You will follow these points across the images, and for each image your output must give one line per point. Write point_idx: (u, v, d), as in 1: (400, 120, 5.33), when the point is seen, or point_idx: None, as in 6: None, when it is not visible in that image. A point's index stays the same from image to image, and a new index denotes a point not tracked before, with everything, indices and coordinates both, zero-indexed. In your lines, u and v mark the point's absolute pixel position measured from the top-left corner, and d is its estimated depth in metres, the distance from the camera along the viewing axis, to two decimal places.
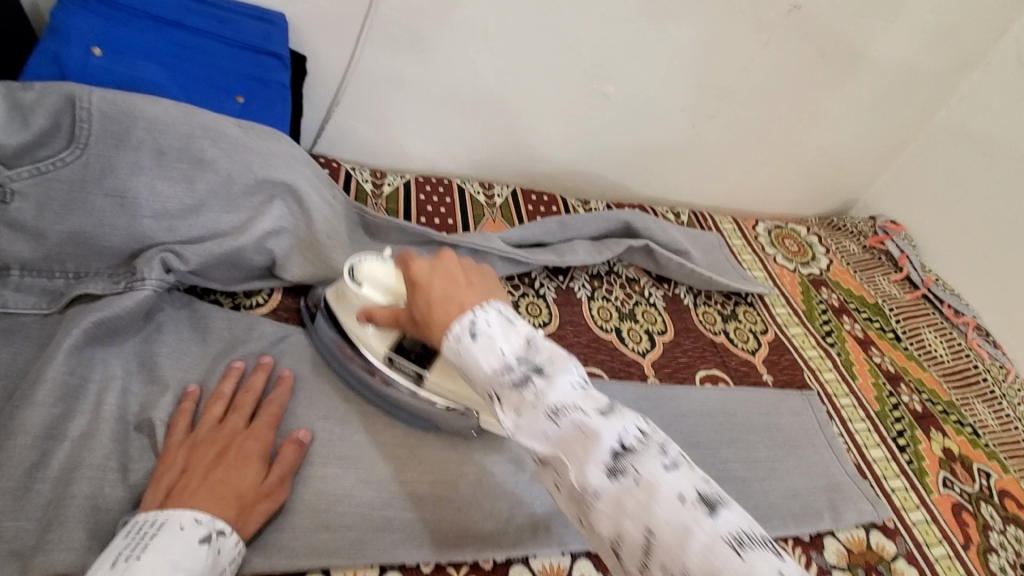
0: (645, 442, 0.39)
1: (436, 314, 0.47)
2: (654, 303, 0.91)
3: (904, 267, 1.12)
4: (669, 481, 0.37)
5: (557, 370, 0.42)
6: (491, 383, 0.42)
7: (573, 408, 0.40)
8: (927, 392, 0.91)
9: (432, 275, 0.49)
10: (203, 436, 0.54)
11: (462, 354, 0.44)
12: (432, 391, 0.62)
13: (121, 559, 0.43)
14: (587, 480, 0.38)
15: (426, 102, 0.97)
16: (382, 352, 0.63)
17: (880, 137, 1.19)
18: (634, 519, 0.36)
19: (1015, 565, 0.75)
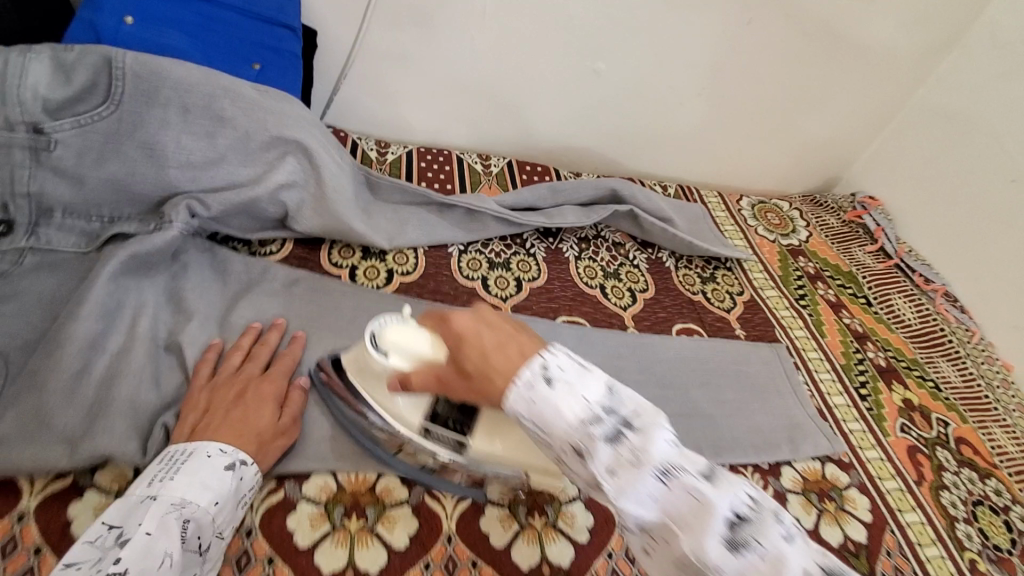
0: (762, 512, 0.38)
1: (494, 364, 0.45)
2: (637, 264, 0.98)
3: (879, 239, 1.17)
4: (795, 557, 0.36)
5: (652, 427, 0.41)
6: (581, 438, 0.41)
7: (680, 474, 0.38)
8: (893, 350, 0.98)
9: (479, 328, 0.47)
10: (224, 381, 0.60)
11: (545, 407, 0.42)
12: (477, 458, 0.59)
13: (157, 479, 0.50)
14: (709, 556, 0.36)
15: (426, 75, 1.04)
16: (417, 426, 0.59)
17: (859, 116, 1.25)
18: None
19: (967, 501, 0.80)
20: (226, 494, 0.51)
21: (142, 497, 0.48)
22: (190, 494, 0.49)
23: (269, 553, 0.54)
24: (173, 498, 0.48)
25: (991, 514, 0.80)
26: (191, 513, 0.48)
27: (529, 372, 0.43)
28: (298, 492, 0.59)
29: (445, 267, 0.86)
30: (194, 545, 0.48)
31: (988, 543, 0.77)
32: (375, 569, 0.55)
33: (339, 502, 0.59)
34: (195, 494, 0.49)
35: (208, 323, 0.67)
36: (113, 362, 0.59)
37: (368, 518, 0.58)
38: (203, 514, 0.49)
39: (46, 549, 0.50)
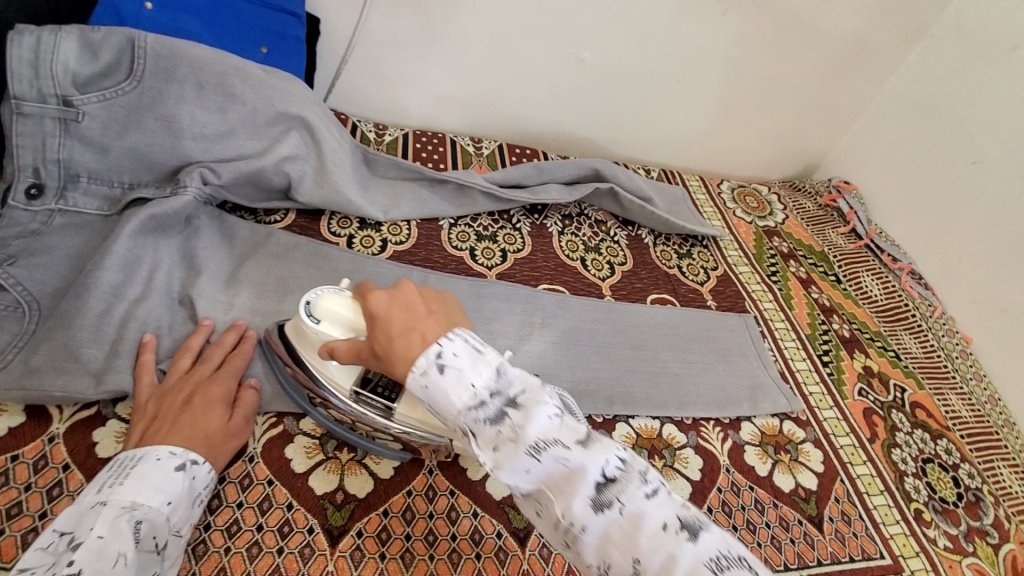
0: (626, 473, 0.41)
1: (397, 347, 0.47)
2: (617, 240, 1.04)
3: (851, 221, 1.24)
4: (652, 510, 0.40)
5: (533, 404, 0.43)
6: (469, 422, 0.43)
7: (553, 443, 0.41)
8: (857, 323, 1.04)
9: (390, 308, 0.50)
10: (172, 386, 0.61)
11: (437, 392, 0.44)
12: (403, 423, 0.61)
13: (106, 485, 0.50)
14: (574, 514, 0.40)
15: (422, 62, 1.10)
16: (348, 389, 0.62)
17: (835, 105, 1.31)
18: (620, 548, 0.39)
19: (917, 459, 0.86)
20: (179, 494, 0.52)
21: (93, 502, 0.49)
22: (141, 496, 0.50)
23: (269, 476, 0.60)
24: (124, 502, 0.49)
25: (940, 471, 0.86)
26: (143, 515, 0.49)
27: (425, 359, 0.45)
28: (295, 426, 0.65)
29: (436, 238, 0.92)
30: (150, 545, 0.49)
31: (935, 496, 0.82)
32: (363, 493, 0.61)
33: (333, 436, 0.65)
34: (146, 496, 0.50)
35: (217, 280, 0.73)
36: (132, 309, 0.66)
37: (358, 451, 0.64)
38: (157, 514, 0.50)
39: (74, 467, 0.56)
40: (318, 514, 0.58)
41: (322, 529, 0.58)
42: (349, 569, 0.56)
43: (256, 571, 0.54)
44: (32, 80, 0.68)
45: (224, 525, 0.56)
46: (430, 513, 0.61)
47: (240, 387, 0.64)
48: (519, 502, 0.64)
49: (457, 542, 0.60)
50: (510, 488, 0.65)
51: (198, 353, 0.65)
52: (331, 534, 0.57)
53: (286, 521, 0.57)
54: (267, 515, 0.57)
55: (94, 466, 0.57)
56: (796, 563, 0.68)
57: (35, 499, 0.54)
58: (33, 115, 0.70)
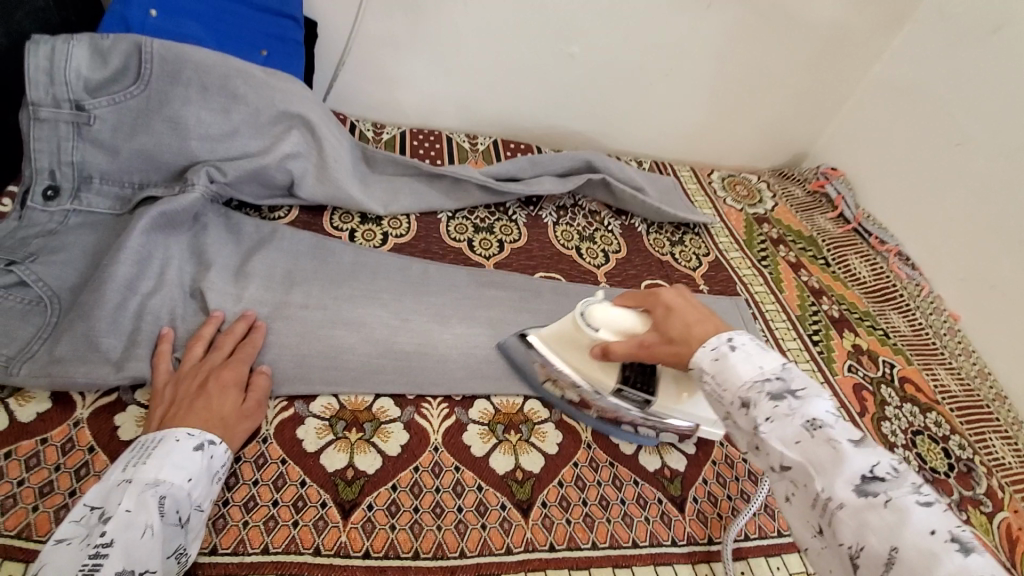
0: (899, 477, 0.41)
1: (697, 331, 0.57)
2: (611, 230, 1.07)
3: (839, 207, 1.27)
4: (922, 514, 0.39)
5: (812, 395, 0.47)
6: (751, 393, 0.49)
7: (829, 427, 0.44)
8: (846, 303, 1.07)
9: (686, 305, 0.61)
10: (187, 372, 0.64)
11: (725, 364, 0.51)
12: (659, 413, 0.70)
13: (130, 464, 0.53)
14: (835, 492, 0.42)
15: (417, 62, 1.14)
16: (610, 386, 0.69)
17: (820, 93, 1.34)
18: (878, 535, 0.39)
19: (907, 431, 0.87)
20: (199, 472, 0.55)
21: (118, 480, 0.52)
22: (163, 473, 0.53)
23: (283, 456, 0.63)
24: (148, 479, 0.52)
25: (930, 442, 0.87)
26: (166, 490, 0.52)
27: (719, 341, 0.54)
28: (305, 409, 0.68)
29: (435, 230, 0.96)
30: (174, 518, 0.51)
31: (926, 466, 0.83)
32: (373, 469, 0.64)
33: (342, 417, 0.68)
34: (169, 474, 0.53)
35: (226, 273, 0.77)
36: (147, 300, 0.69)
37: (366, 431, 0.67)
38: (180, 490, 0.53)
39: (98, 449, 0.59)
40: (330, 489, 0.61)
41: (335, 503, 0.61)
42: (361, 540, 0.59)
43: (273, 542, 0.57)
44: (47, 87, 0.72)
45: (241, 501, 0.59)
46: (437, 487, 0.64)
47: (252, 373, 0.67)
48: (521, 476, 0.67)
49: (464, 514, 0.63)
50: (514, 462, 0.68)
51: (210, 341, 0.68)
52: (343, 507, 0.60)
53: (300, 496, 0.60)
54: (282, 491, 0.60)
55: (117, 448, 0.60)
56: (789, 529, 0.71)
57: (64, 479, 0.57)
58: (49, 120, 0.73)
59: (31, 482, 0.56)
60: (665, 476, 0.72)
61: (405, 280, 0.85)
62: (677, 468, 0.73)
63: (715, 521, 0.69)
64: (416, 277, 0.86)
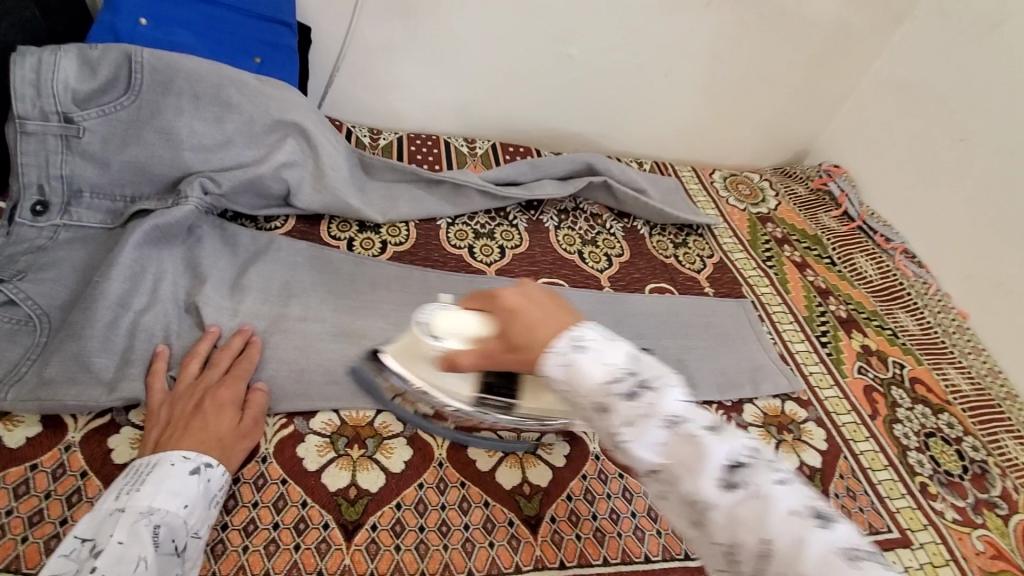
0: (754, 458, 0.43)
1: (539, 334, 0.50)
2: (614, 232, 1.06)
3: (842, 204, 1.26)
4: (781, 494, 0.41)
5: (665, 387, 0.46)
6: (606, 399, 0.45)
7: (686, 421, 0.44)
8: (853, 303, 1.05)
9: (525, 301, 0.53)
10: (182, 391, 0.62)
11: (578, 370, 0.47)
12: (527, 415, 0.62)
13: (123, 492, 0.52)
14: (701, 491, 0.42)
15: (414, 66, 1.12)
16: (469, 395, 0.62)
17: (822, 90, 1.33)
18: (749, 527, 0.40)
19: (919, 433, 0.86)
20: (196, 497, 0.53)
21: (111, 509, 0.50)
22: (157, 501, 0.51)
23: (283, 476, 0.61)
24: (142, 507, 0.50)
25: (943, 444, 0.85)
26: (160, 519, 0.50)
27: (565, 341, 0.48)
28: (306, 426, 0.66)
29: (435, 237, 0.94)
30: (169, 548, 0.50)
31: (940, 469, 0.81)
32: (376, 488, 0.62)
33: (343, 434, 0.66)
34: (163, 501, 0.51)
35: (222, 286, 0.75)
36: (140, 317, 0.67)
37: (368, 448, 0.65)
38: (175, 517, 0.51)
39: (91, 474, 0.57)
40: (332, 510, 0.59)
41: (337, 524, 0.59)
42: (365, 562, 0.57)
43: (275, 567, 0.55)
44: (35, 100, 0.70)
45: (241, 524, 0.57)
46: (442, 504, 0.62)
47: (249, 389, 0.65)
48: (529, 490, 0.65)
49: (471, 532, 0.61)
50: (521, 476, 0.66)
51: (205, 357, 0.66)
52: (346, 529, 0.59)
53: (302, 518, 0.58)
54: (283, 513, 0.58)
55: (111, 472, 0.58)
56: None
57: (56, 506, 0.55)
58: (36, 133, 0.71)
59: (21, 511, 0.54)
60: None
61: (405, 290, 0.83)
62: None
63: None
64: (417, 287, 0.84)
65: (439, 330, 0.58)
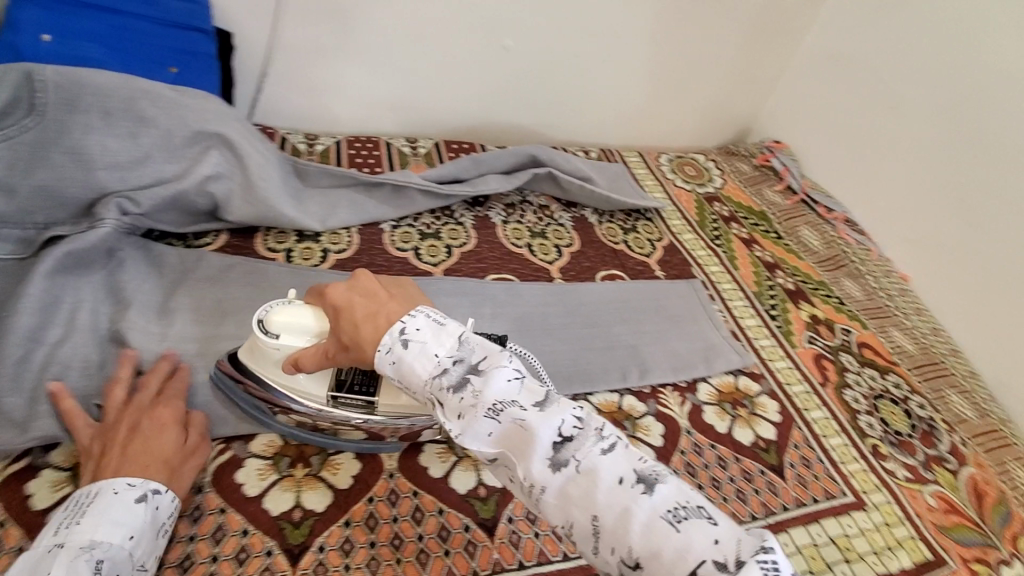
0: (582, 432, 0.46)
1: (363, 330, 0.54)
2: (563, 223, 1.05)
3: (785, 179, 1.28)
4: (606, 465, 0.44)
5: (490, 370, 0.49)
6: (436, 391, 0.50)
7: (511, 404, 0.47)
8: (800, 275, 1.07)
9: (352, 297, 0.56)
10: (115, 418, 0.58)
11: (409, 366, 0.51)
12: (390, 414, 0.63)
13: (62, 526, 0.49)
14: (535, 475, 0.45)
15: (347, 68, 1.09)
16: (325, 396, 0.62)
17: (760, 67, 1.35)
18: (578, 504, 0.44)
19: (868, 396, 0.87)
20: (143, 526, 0.51)
21: (49, 546, 0.48)
22: (99, 535, 0.48)
23: (222, 504, 0.58)
24: (82, 542, 0.48)
25: (891, 405, 0.87)
26: (103, 553, 0.48)
27: (390, 338, 0.52)
28: (245, 450, 0.63)
29: (378, 241, 0.91)
30: None
31: (889, 430, 0.83)
32: (323, 507, 0.60)
33: (286, 454, 0.63)
34: (104, 534, 0.48)
35: (148, 310, 0.71)
36: (56, 351, 0.64)
37: (313, 466, 0.63)
38: (119, 550, 0.49)
39: (10, 523, 0.54)
40: (276, 535, 0.57)
41: (282, 549, 0.56)
42: None
43: None
44: None
45: (176, 560, 0.54)
46: (394, 517, 0.61)
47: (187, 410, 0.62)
48: (484, 493, 0.64)
49: (425, 542, 0.59)
50: (475, 479, 0.65)
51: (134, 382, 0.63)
52: (292, 553, 0.56)
53: (243, 547, 0.56)
54: (222, 544, 0.56)
55: (32, 518, 0.54)
56: (763, 512, 0.70)
57: None
58: None
59: None
60: None
61: None
62: None
63: None
64: None
65: (275, 326, 0.60)
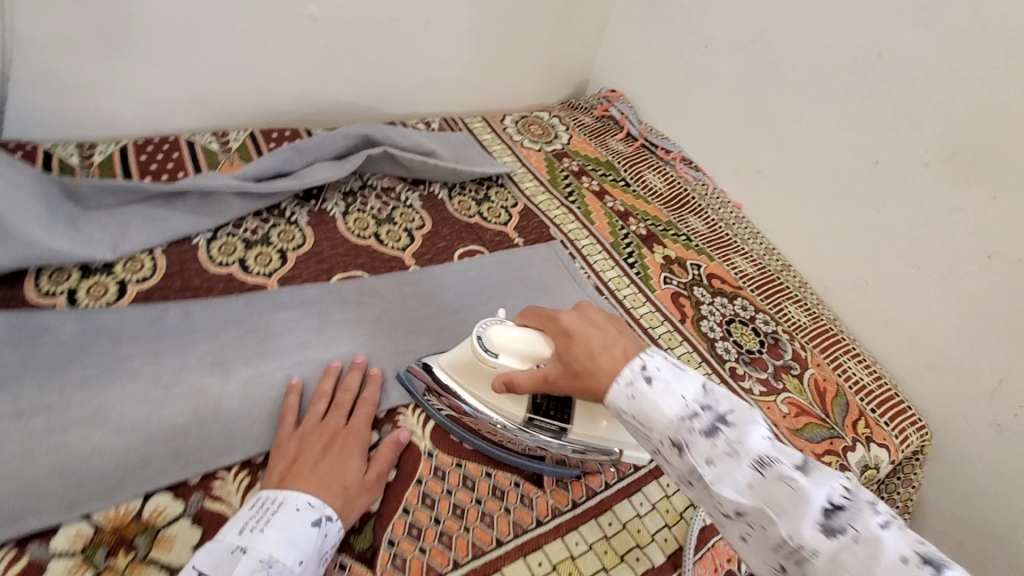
0: (853, 502, 0.42)
1: (601, 362, 0.54)
2: (411, 204, 0.98)
3: (625, 126, 1.32)
4: (888, 539, 0.40)
5: (744, 422, 0.48)
6: (684, 432, 0.48)
7: (774, 461, 0.45)
8: (650, 219, 1.11)
9: (587, 329, 0.58)
10: (311, 430, 0.62)
11: (657, 407, 0.50)
12: (580, 443, 0.65)
13: (248, 529, 0.50)
14: (802, 536, 0.42)
15: (111, 60, 0.90)
16: (522, 417, 0.65)
17: (587, 17, 1.34)
18: (857, 573, 0.39)
19: (722, 323, 0.93)
20: (310, 552, 0.51)
21: (232, 547, 0.49)
22: (277, 551, 0.49)
23: None
24: (262, 555, 0.48)
25: (743, 327, 0.93)
26: (276, 574, 0.48)
27: (633, 371, 0.53)
28: (45, 551, 0.52)
29: (191, 259, 0.78)
30: None
31: (743, 350, 0.89)
32: None
33: (100, 543, 0.53)
34: (282, 553, 0.49)
35: None
36: None
37: (139, 549, 0.54)
38: (288, 573, 0.49)
39: None
40: None
41: None
42: None
43: None
44: None
45: None
46: None
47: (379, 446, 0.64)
48: (358, 522, 0.58)
49: None
50: None
51: (331, 396, 0.67)
52: None
53: None
54: None
55: None
56: None
57: None
58: None
59: None
60: None
61: (159, 339, 0.68)
62: None
63: (576, 484, 0.66)
64: (176, 328, 0.69)
65: (495, 346, 0.64)
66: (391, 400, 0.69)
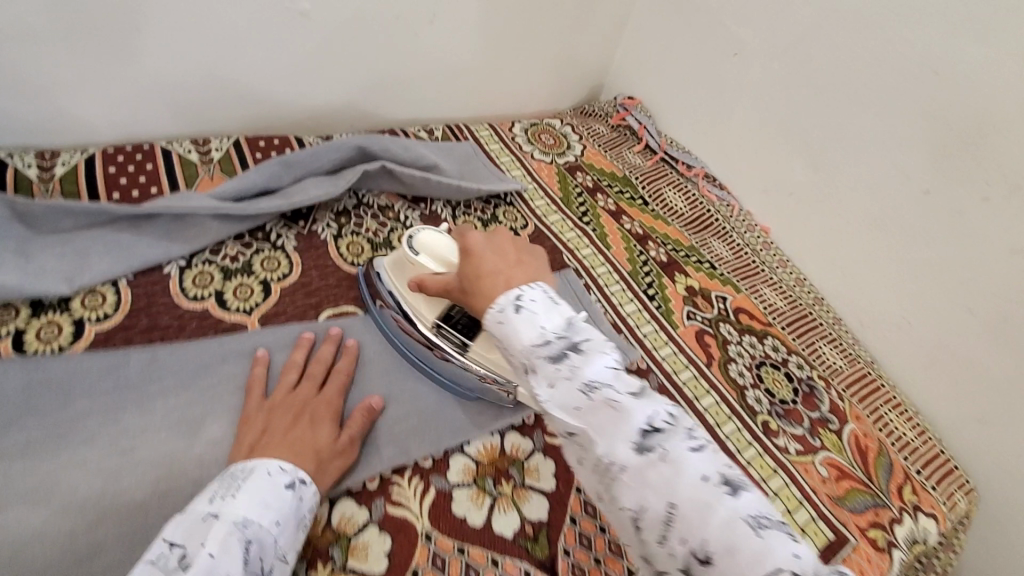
0: (672, 426, 0.43)
1: (485, 286, 0.54)
2: (411, 225, 0.89)
3: (643, 137, 1.22)
4: (693, 461, 0.41)
5: (595, 351, 0.46)
6: (532, 359, 0.46)
7: (606, 386, 0.44)
8: (671, 243, 1.02)
9: (485, 251, 0.57)
10: (279, 401, 0.60)
11: (511, 329, 0.48)
12: (479, 361, 0.68)
13: (217, 495, 0.47)
14: (615, 453, 0.42)
15: (77, 58, 0.80)
16: (430, 320, 0.70)
17: (605, 17, 1.24)
18: (658, 492, 0.40)
19: (752, 366, 0.84)
20: (286, 514, 0.48)
21: (203, 514, 0.45)
22: (253, 513, 0.46)
23: None
24: (237, 516, 0.45)
25: (774, 371, 0.84)
26: (253, 534, 0.45)
27: (506, 300, 0.50)
28: None
29: (161, 293, 0.69)
30: (257, 568, 0.45)
31: (775, 400, 0.81)
32: None
33: None
34: (258, 513, 0.46)
35: None
36: None
37: None
38: (264, 534, 0.46)
39: None
40: None
41: None
42: None
43: None
44: None
45: None
46: None
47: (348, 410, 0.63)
48: None
49: None
50: None
51: (302, 368, 0.65)
52: None
53: None
54: None
55: None
56: None
57: None
58: None
59: None
60: (527, 535, 0.60)
61: (118, 393, 0.59)
62: (539, 519, 0.61)
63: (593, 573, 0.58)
64: (139, 378, 0.60)
65: (419, 246, 0.68)
66: (384, 466, 0.61)
